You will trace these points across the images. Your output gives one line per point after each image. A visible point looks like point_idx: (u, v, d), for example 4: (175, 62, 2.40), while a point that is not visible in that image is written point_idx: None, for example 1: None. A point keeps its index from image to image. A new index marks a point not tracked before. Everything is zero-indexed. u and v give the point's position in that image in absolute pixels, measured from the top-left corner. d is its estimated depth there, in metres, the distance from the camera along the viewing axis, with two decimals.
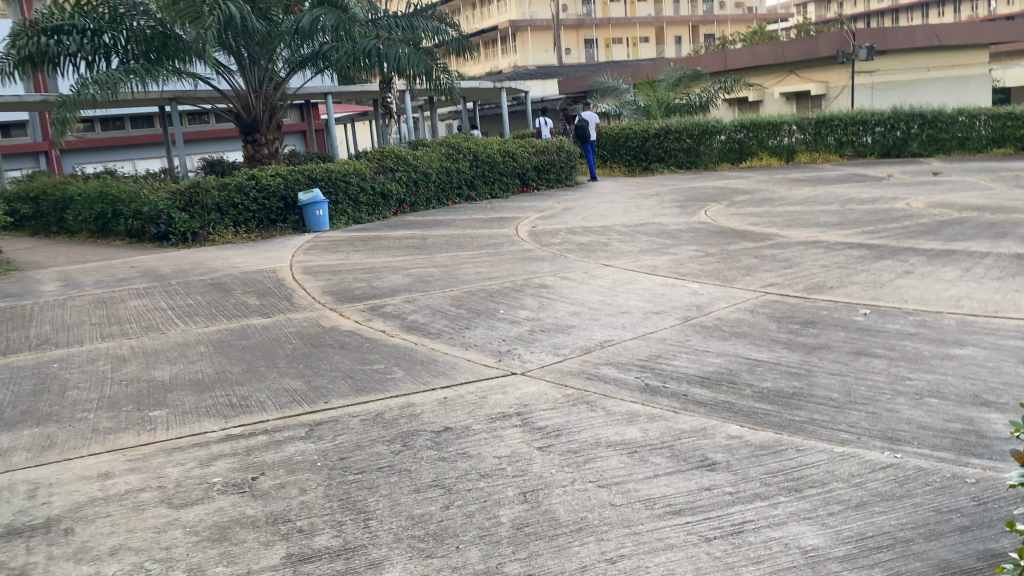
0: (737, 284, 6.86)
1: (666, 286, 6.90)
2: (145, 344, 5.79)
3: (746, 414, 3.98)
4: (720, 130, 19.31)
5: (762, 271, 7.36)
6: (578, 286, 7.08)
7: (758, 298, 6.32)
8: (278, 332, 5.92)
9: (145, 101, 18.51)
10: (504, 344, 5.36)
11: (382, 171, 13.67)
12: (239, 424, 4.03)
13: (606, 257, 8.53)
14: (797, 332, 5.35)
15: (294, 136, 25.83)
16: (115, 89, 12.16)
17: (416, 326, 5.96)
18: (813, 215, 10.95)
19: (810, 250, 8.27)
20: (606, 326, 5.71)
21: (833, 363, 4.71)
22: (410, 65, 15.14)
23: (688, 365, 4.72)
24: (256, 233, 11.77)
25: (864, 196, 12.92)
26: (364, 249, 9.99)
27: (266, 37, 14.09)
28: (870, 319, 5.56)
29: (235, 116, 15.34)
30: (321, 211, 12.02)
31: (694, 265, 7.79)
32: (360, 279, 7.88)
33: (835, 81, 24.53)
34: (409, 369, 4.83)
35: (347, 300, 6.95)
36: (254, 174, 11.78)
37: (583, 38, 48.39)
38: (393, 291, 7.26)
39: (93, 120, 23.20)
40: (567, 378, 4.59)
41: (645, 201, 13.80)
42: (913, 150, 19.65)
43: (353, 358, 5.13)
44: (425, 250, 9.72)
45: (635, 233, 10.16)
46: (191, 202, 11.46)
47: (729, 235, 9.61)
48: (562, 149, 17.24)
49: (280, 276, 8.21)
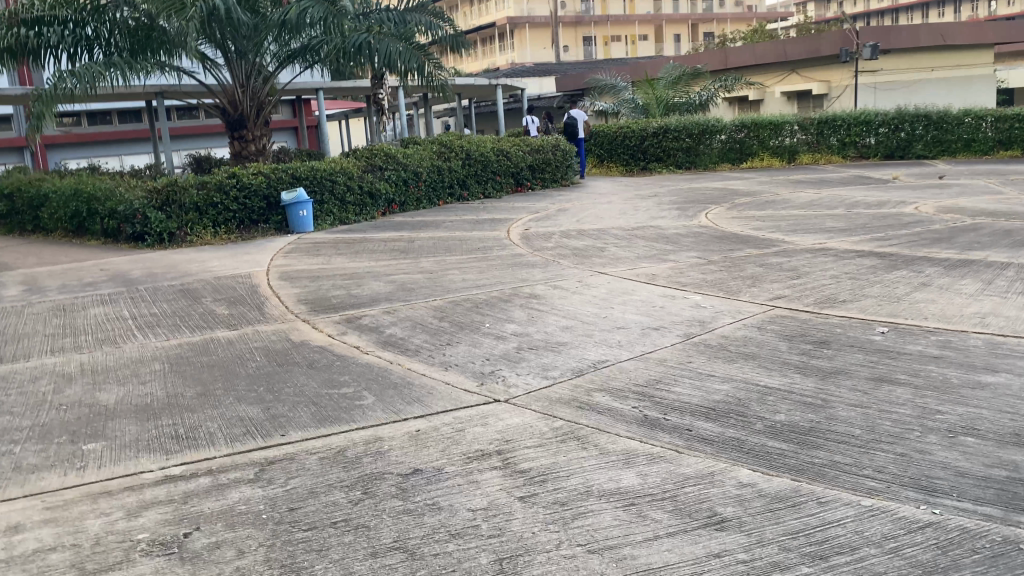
0: (741, 296, 6.38)
1: (666, 297, 6.42)
2: (96, 360, 5.30)
3: (758, 455, 3.51)
4: (720, 129, 18.82)
5: (768, 281, 6.89)
6: (571, 297, 6.60)
7: (766, 313, 5.84)
8: (243, 349, 5.42)
9: (130, 96, 17.99)
10: (487, 364, 4.88)
11: (370, 169, 13.15)
12: (180, 463, 3.55)
13: (601, 264, 8.05)
14: (810, 355, 4.88)
15: (286, 133, 25.35)
16: (93, 83, 11.71)
17: (393, 341, 5.47)
18: (818, 220, 10.49)
19: (818, 258, 7.80)
20: (600, 344, 5.23)
21: (852, 392, 4.24)
22: (401, 60, 14.52)
23: (691, 394, 4.24)
24: (237, 234, 11.29)
25: (870, 200, 12.46)
26: (347, 253, 9.51)
27: (253, 31, 13.61)
28: (889, 339, 5.09)
29: (222, 112, 14.84)
30: (305, 212, 11.52)
31: (696, 274, 7.32)
32: (338, 286, 7.40)
33: (837, 80, 24.09)
34: (381, 395, 4.35)
35: (322, 311, 6.46)
36: (235, 173, 11.27)
37: (581, 36, 47.96)
38: (373, 300, 6.77)
39: (79, 114, 22.72)
40: (556, 406, 4.11)
41: (643, 203, 13.33)
42: (917, 152, 19.24)
43: (320, 381, 4.64)
44: (412, 254, 9.24)
45: (632, 237, 9.69)
46: (168, 200, 10.96)
47: (731, 240, 9.14)
48: (558, 148, 16.73)
49: (254, 282, 7.72)
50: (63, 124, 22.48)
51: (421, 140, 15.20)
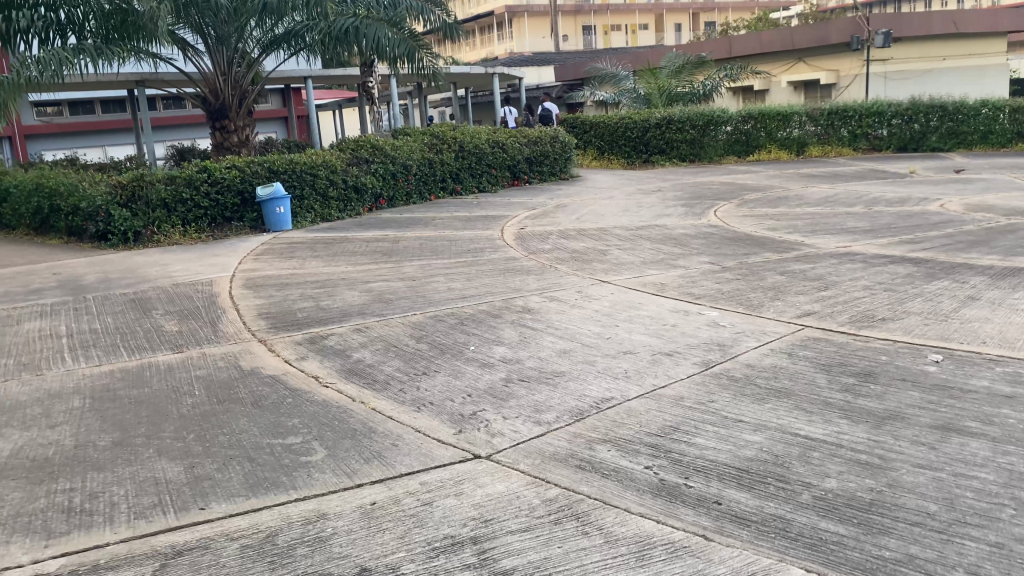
0: (765, 312, 5.57)
1: (677, 314, 5.59)
2: (7, 394, 4.47)
3: (809, 543, 2.71)
4: (726, 120, 17.94)
5: (792, 294, 6.07)
6: (569, 312, 5.77)
7: (796, 335, 5.02)
8: (184, 379, 4.60)
9: (107, 84, 17.11)
10: (469, 403, 4.06)
11: (355, 162, 12.30)
12: (61, 553, 2.73)
13: (603, 271, 7.23)
14: (857, 394, 4.06)
15: (275, 123, 24.45)
16: (60, 71, 10.85)
17: (359, 370, 4.64)
18: (837, 219, 9.68)
19: (845, 266, 6.98)
20: (602, 376, 4.40)
21: (916, 447, 3.42)
22: (391, 47, 13.72)
23: (716, 449, 3.44)
24: (209, 233, 10.43)
25: (890, 196, 11.65)
26: (325, 255, 8.69)
27: (232, 14, 12.51)
28: (947, 372, 4.28)
29: (202, 100, 13.98)
30: (282, 208, 10.68)
31: (710, 283, 6.50)
32: (307, 297, 6.56)
33: (846, 69, 23.23)
34: (334, 448, 3.54)
35: (283, 329, 5.64)
36: (206, 166, 10.41)
37: (581, 25, 46.97)
38: (344, 315, 5.95)
39: (60, 103, 21.79)
40: (549, 467, 3.29)
41: (647, 199, 12.52)
42: (932, 144, 18.44)
43: (264, 426, 3.83)
44: (395, 257, 8.41)
45: (636, 239, 8.85)
46: (134, 196, 10.10)
47: (746, 242, 8.33)
48: (556, 139, 15.87)
49: (214, 292, 6.90)
50: (44, 113, 21.56)
51: (412, 130, 14.36)
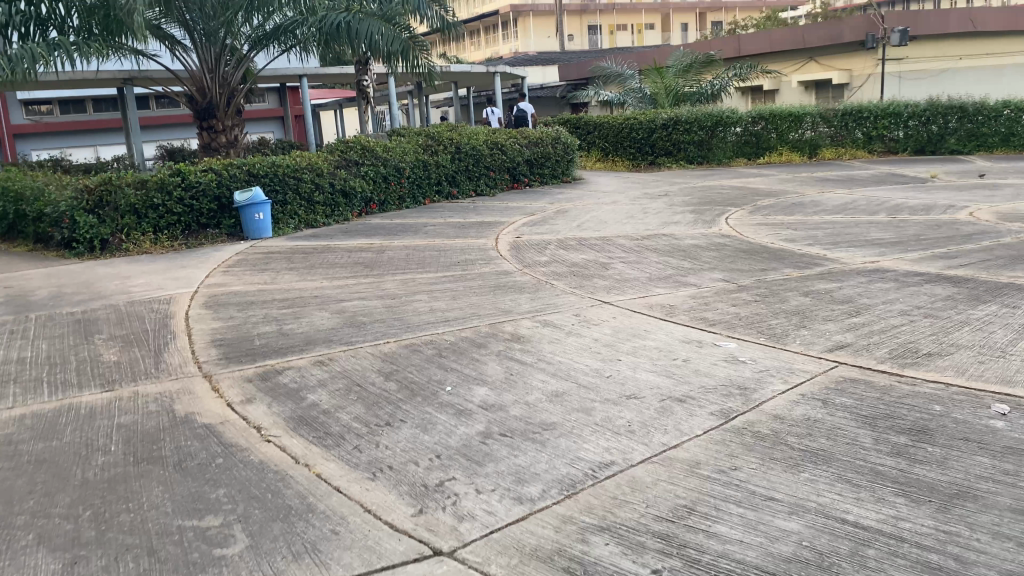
0: (790, 344, 4.82)
1: (689, 345, 4.85)
2: None
3: None
4: (736, 121, 17.13)
5: (819, 320, 5.32)
6: (564, 342, 5.03)
7: (829, 377, 4.26)
8: (103, 428, 3.87)
9: (91, 81, 16.41)
10: (437, 468, 3.32)
11: (343, 164, 11.59)
12: None
13: (604, 288, 6.47)
14: (913, 460, 3.30)
15: (271, 123, 23.70)
16: (33, 68, 10.10)
17: (311, 420, 3.90)
18: (859, 229, 8.92)
19: (877, 285, 6.23)
20: (601, 430, 3.65)
21: (999, 544, 2.67)
22: (384, 44, 12.84)
23: (742, 544, 2.70)
24: (182, 240, 9.69)
25: (914, 204, 10.87)
26: (301, 266, 7.97)
27: (221, 7, 11.76)
28: (1020, 429, 3.53)
29: (189, 99, 13.24)
30: (261, 214, 9.93)
31: (726, 305, 5.75)
32: (270, 320, 5.82)
33: (859, 68, 22.42)
34: (259, 538, 2.81)
35: (235, 361, 4.91)
36: (180, 169, 9.67)
37: (586, 24, 46.25)
38: (308, 342, 5.21)
39: (50, 102, 21.17)
40: (528, 573, 2.56)
41: (653, 205, 11.77)
42: (950, 146, 17.65)
43: (181, 501, 3.11)
44: (376, 270, 7.68)
45: (642, 251, 8.12)
46: (101, 201, 9.38)
47: (763, 256, 7.58)
48: (559, 140, 15.08)
49: (169, 313, 6.17)
50: (34, 112, 20.88)
51: (407, 131, 13.64)
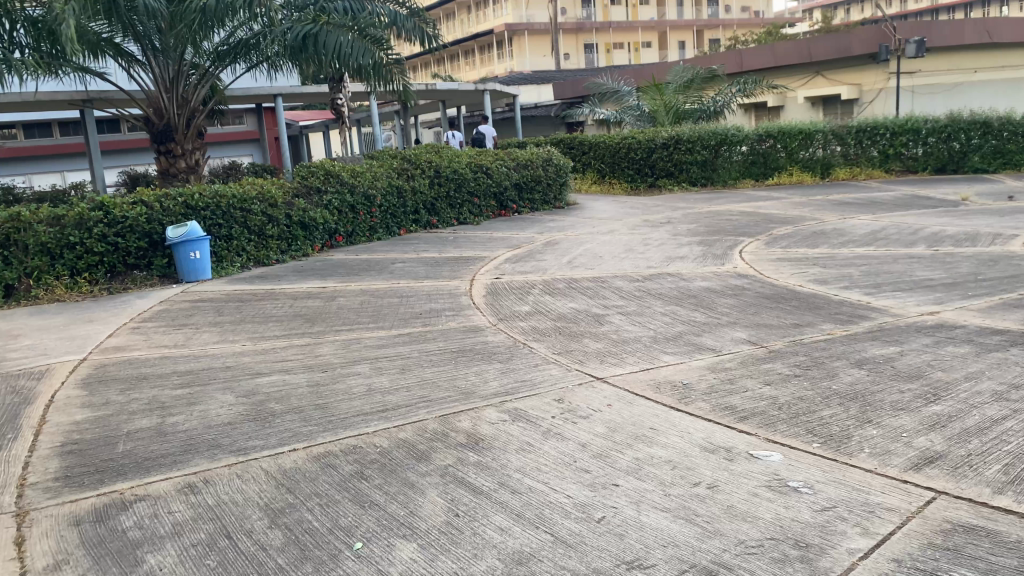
0: (857, 457, 3.39)
1: (720, 461, 3.39)
2: None
3: None
4: (742, 139, 15.72)
5: (887, 411, 3.89)
6: (540, 448, 3.61)
7: (931, 523, 2.84)
8: None
9: (42, 104, 15.02)
10: None
11: (304, 193, 10.21)
12: None
13: (596, 355, 5.06)
14: None
15: (249, 145, 22.33)
16: None
17: None
18: (901, 266, 7.53)
19: (951, 351, 4.80)
20: None
21: None
22: (356, 56, 11.25)
23: None
24: (104, 284, 8.29)
25: (954, 232, 9.46)
26: (230, 320, 6.56)
27: (175, 17, 10.18)
28: None
29: (145, 121, 11.64)
30: (198, 253, 8.49)
31: (757, 385, 4.32)
32: (154, 408, 4.39)
33: (868, 82, 21.07)
34: None
35: (75, 485, 3.46)
36: (102, 202, 8.28)
37: (583, 43, 45.34)
38: (185, 451, 3.76)
39: (14, 126, 19.78)
40: None
41: (655, 234, 10.41)
42: (974, 164, 16.36)
43: None
44: (317, 325, 6.27)
45: (643, 296, 6.74)
46: (7, 240, 7.95)
47: (792, 305, 6.18)
48: (550, 162, 13.68)
49: (27, 397, 4.71)
50: None
51: (381, 153, 12.30)
